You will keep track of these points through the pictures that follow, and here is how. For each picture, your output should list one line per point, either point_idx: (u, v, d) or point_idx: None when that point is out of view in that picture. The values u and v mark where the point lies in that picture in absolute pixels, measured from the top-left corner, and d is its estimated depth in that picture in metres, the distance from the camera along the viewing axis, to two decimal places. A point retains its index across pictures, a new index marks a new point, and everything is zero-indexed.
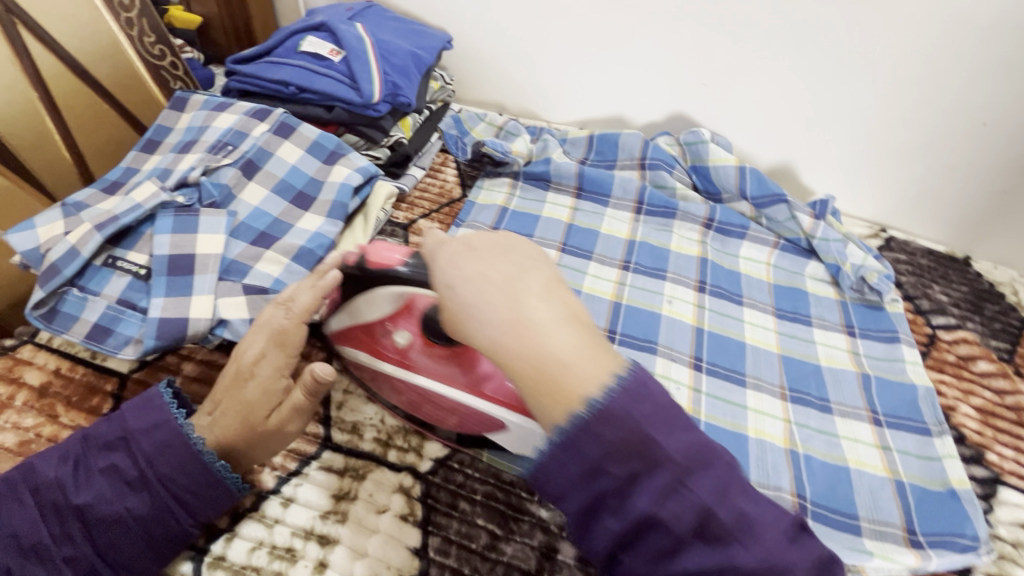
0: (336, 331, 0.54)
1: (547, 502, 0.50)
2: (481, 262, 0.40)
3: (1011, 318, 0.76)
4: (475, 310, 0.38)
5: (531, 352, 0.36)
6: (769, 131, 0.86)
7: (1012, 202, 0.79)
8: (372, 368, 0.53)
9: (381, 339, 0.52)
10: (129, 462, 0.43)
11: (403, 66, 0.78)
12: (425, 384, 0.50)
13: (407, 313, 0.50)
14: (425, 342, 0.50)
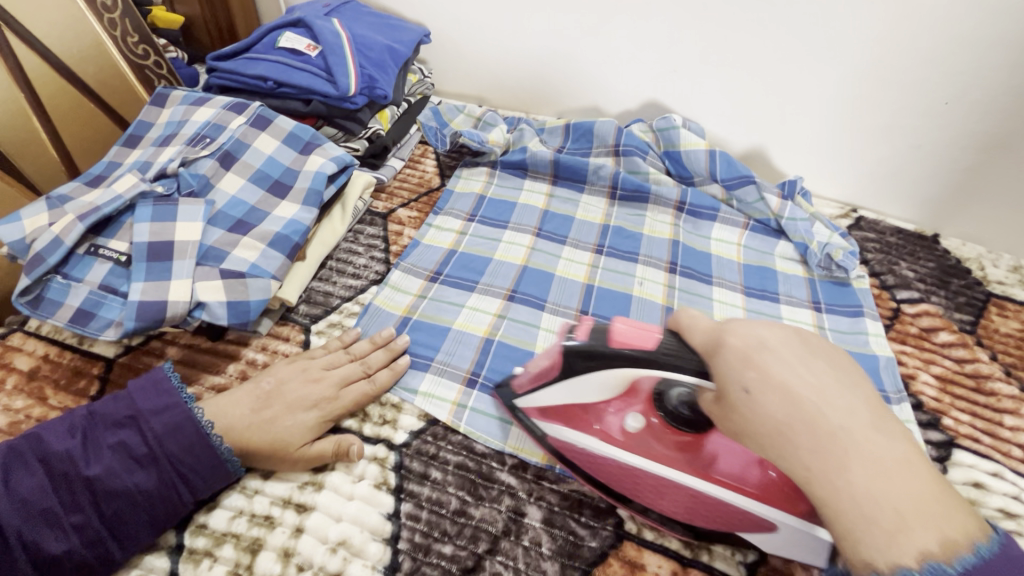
0: (534, 410, 0.52)
1: (516, 470, 0.52)
2: (772, 370, 0.39)
3: (975, 292, 0.78)
4: (791, 432, 0.36)
5: (903, 502, 0.33)
6: (740, 116, 0.88)
7: (977, 179, 0.81)
8: (599, 453, 0.49)
9: (608, 423, 0.51)
10: (139, 439, 0.45)
11: (379, 60, 0.80)
12: (648, 467, 0.48)
13: (630, 394, 0.51)
14: (654, 420, 0.51)
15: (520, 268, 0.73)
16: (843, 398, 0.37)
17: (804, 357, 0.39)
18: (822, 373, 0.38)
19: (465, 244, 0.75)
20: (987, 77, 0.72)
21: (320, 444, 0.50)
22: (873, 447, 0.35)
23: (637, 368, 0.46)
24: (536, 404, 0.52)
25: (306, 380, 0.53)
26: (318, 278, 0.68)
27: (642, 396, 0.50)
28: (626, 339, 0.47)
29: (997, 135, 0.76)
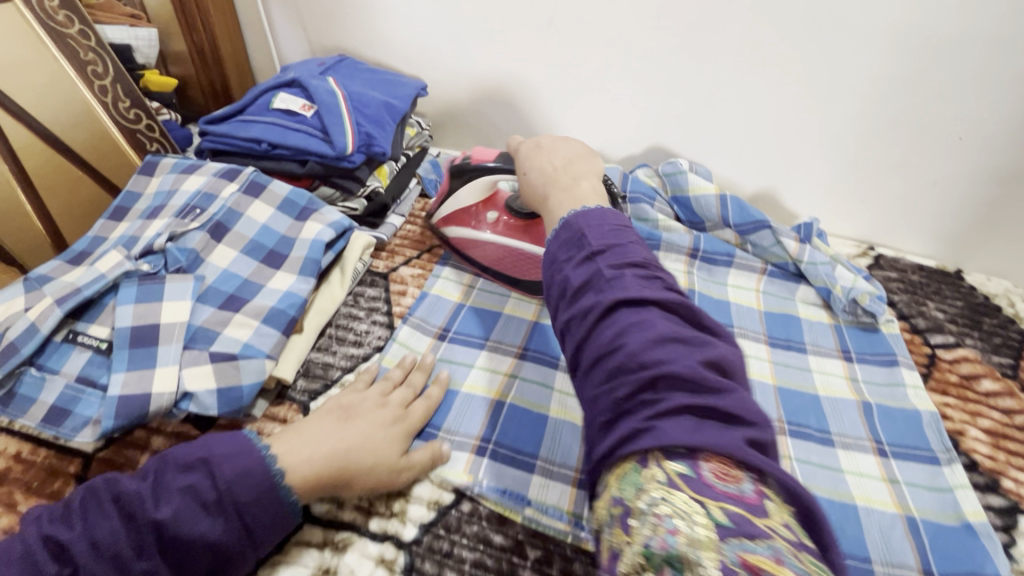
0: (441, 223, 0.74)
1: (540, 566, 0.47)
2: (539, 162, 0.60)
3: (1010, 332, 0.74)
4: (534, 181, 0.58)
5: (570, 201, 0.51)
6: (746, 158, 0.86)
7: (999, 213, 0.78)
8: (474, 238, 0.71)
9: (479, 222, 0.72)
10: (208, 483, 0.42)
11: (377, 116, 0.78)
12: (514, 245, 0.69)
13: (491, 201, 0.72)
14: (507, 219, 0.70)
15: (531, 324, 0.67)
16: (580, 184, 0.55)
17: (577, 177, 0.57)
18: (558, 159, 0.61)
19: (473, 299, 0.71)
20: (1002, 112, 0.70)
21: (419, 453, 0.51)
22: (566, 195, 0.53)
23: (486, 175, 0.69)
24: (442, 218, 0.73)
25: (373, 404, 0.53)
26: (316, 347, 0.63)
27: (500, 198, 0.71)
28: (483, 157, 0.71)
29: (1015, 168, 0.74)
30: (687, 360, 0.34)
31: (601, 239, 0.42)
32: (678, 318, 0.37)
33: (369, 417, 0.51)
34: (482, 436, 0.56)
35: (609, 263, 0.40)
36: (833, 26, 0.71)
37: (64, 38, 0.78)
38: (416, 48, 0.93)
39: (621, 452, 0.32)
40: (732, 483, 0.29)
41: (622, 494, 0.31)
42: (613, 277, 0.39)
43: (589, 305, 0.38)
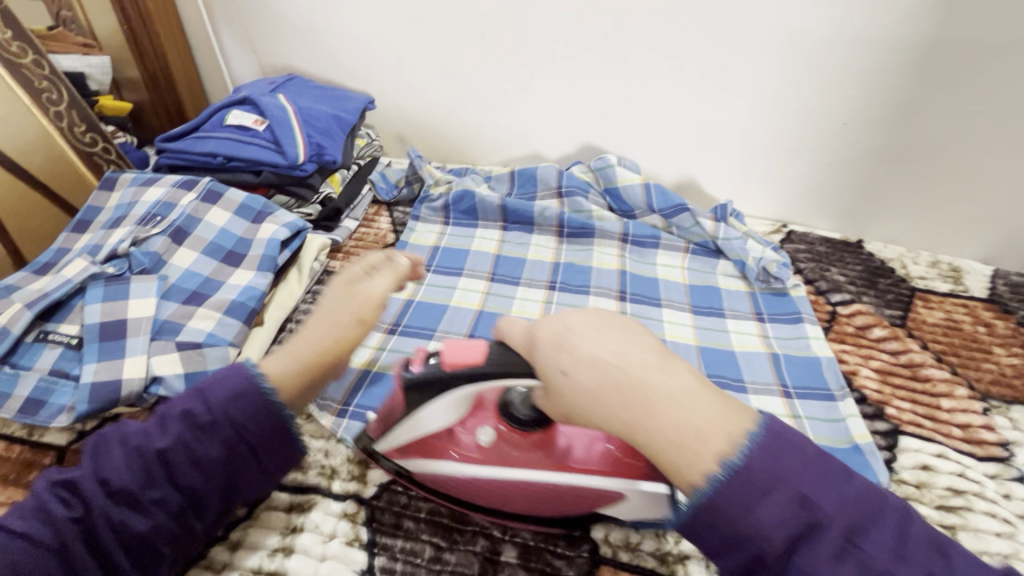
0: (394, 449, 0.52)
1: (489, 509, 0.53)
2: (581, 348, 0.42)
3: (901, 289, 0.85)
4: (609, 394, 0.41)
5: (668, 427, 0.39)
6: (669, 151, 0.96)
7: (886, 187, 0.89)
8: (454, 474, 0.50)
9: (461, 442, 0.51)
10: (202, 410, 0.46)
11: (326, 128, 0.84)
12: (514, 474, 0.49)
13: (478, 409, 0.51)
14: (501, 425, 0.51)
15: (476, 312, 0.76)
16: (621, 340, 0.43)
17: (604, 328, 0.44)
18: (621, 337, 0.43)
19: (421, 294, 0.78)
20: (874, 99, 0.81)
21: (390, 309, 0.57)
22: (667, 415, 0.39)
23: (472, 385, 0.47)
24: (393, 445, 0.52)
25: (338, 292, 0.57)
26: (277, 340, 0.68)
27: (488, 404, 0.51)
28: (457, 358, 0.46)
29: (893, 147, 0.85)
30: (836, 541, 0.36)
31: (773, 460, 0.38)
32: (840, 480, 0.38)
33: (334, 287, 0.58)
34: None
35: (785, 479, 0.37)
36: (727, 31, 0.81)
37: (19, 67, 0.81)
38: (362, 65, 1.00)
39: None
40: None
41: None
42: (795, 511, 0.36)
43: (763, 532, 0.36)
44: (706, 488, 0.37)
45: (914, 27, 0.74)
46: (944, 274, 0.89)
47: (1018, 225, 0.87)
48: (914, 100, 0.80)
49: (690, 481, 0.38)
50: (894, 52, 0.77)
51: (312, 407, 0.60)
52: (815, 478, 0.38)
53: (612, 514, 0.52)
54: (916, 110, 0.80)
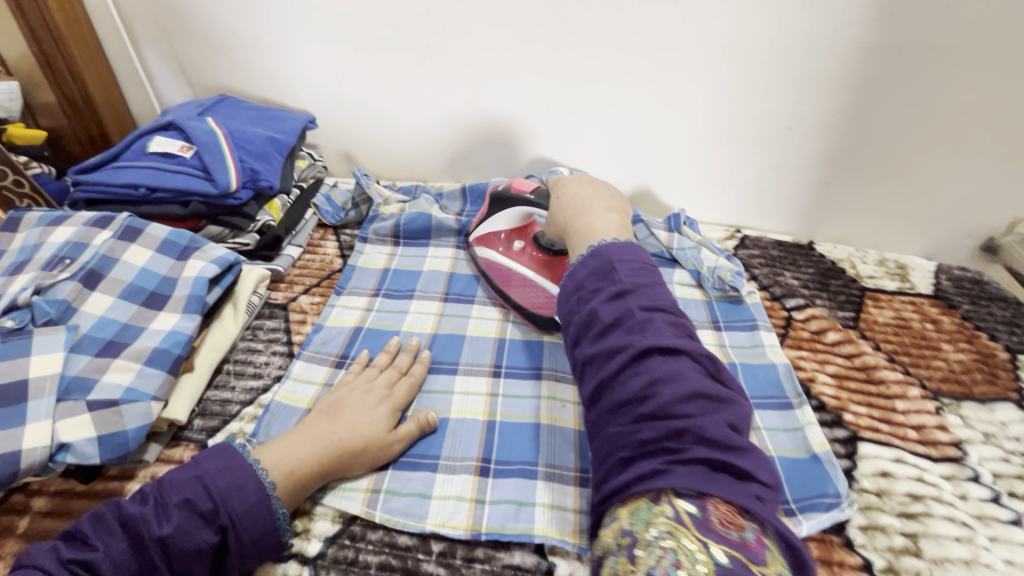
0: (476, 242, 0.79)
1: (444, 558, 0.50)
2: (578, 221, 0.62)
3: (852, 289, 0.86)
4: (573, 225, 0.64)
5: (586, 232, 0.60)
6: (621, 161, 0.95)
7: (832, 189, 0.91)
8: (494, 259, 0.76)
9: (510, 243, 0.76)
10: (204, 496, 0.46)
11: (261, 152, 0.79)
12: (532, 275, 0.72)
13: (523, 231, 0.76)
14: (534, 252, 0.74)
15: (430, 336, 0.72)
16: (601, 215, 0.62)
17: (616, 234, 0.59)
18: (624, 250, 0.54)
19: (371, 320, 0.74)
20: (816, 105, 0.83)
21: (404, 425, 0.57)
22: (597, 219, 0.61)
23: (518, 204, 0.72)
24: (477, 234, 0.78)
25: (361, 392, 0.58)
26: (213, 385, 0.64)
27: (530, 228, 0.75)
28: (522, 182, 0.74)
29: (837, 150, 0.86)
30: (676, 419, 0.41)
31: (685, 353, 0.45)
32: (725, 407, 0.43)
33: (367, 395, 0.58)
34: None
35: (660, 352, 0.44)
36: (670, 42, 0.80)
37: None
38: (299, 83, 0.95)
39: (635, 494, 0.40)
40: (736, 532, 0.36)
41: (631, 525, 0.38)
42: (667, 363, 0.44)
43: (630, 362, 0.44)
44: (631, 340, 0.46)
45: (848, 35, 0.76)
46: (890, 272, 0.91)
47: (959, 219, 0.90)
48: (853, 103, 0.81)
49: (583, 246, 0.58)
50: (831, 59, 0.78)
51: None
52: (701, 407, 0.41)
53: (575, 543, 0.50)
54: (856, 114, 0.82)
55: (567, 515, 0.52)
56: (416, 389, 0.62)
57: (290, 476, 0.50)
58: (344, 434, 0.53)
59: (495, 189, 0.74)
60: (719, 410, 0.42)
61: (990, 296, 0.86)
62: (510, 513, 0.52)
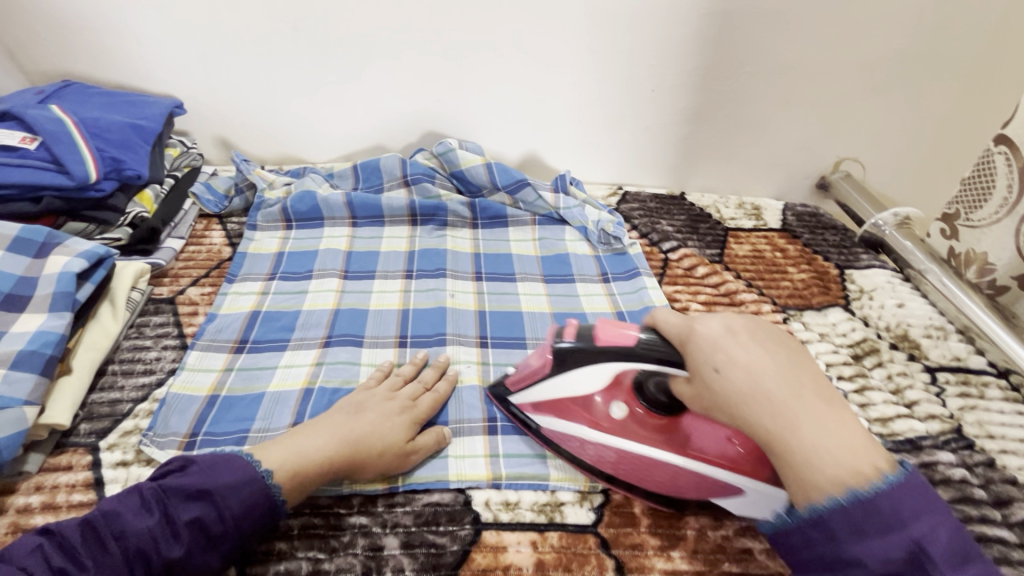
0: (528, 404, 0.58)
1: (366, 508, 0.51)
2: (742, 354, 0.42)
3: (717, 230, 0.98)
4: (735, 352, 0.42)
5: (806, 449, 0.39)
6: (507, 130, 0.99)
7: (693, 143, 1.02)
8: (585, 437, 0.55)
9: (597, 410, 0.55)
10: (214, 517, 0.44)
11: (123, 140, 0.74)
12: (640, 449, 0.52)
13: (613, 385, 0.54)
14: (643, 412, 0.54)
15: (332, 312, 0.72)
16: (715, 316, 0.45)
17: (744, 328, 0.43)
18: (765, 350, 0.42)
19: (269, 303, 0.73)
20: (671, 68, 0.92)
21: (423, 437, 0.55)
22: (711, 332, 0.44)
23: (611, 359, 0.51)
24: (529, 399, 0.58)
25: (383, 397, 0.57)
26: (98, 388, 0.60)
27: (625, 384, 0.54)
28: (607, 337, 0.50)
29: (694, 108, 0.97)
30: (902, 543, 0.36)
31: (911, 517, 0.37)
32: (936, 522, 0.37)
33: (379, 407, 0.55)
34: (295, 421, 0.58)
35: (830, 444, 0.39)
36: (537, 14, 0.86)
37: None
38: (160, 65, 0.89)
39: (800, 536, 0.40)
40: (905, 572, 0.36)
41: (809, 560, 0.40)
42: (817, 448, 0.39)
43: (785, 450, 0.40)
44: (824, 508, 0.39)
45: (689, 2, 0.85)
46: (748, 213, 1.03)
47: (796, 162, 1.05)
48: (702, 65, 0.92)
49: (808, 495, 0.39)
50: (678, 24, 0.87)
51: (152, 450, 0.54)
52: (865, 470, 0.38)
53: (489, 480, 0.54)
54: (705, 74, 0.93)
55: (478, 459, 0.56)
56: (441, 402, 0.60)
57: (293, 474, 0.48)
58: (361, 433, 0.52)
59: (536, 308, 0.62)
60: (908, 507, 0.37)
61: (825, 225, 1.02)
62: (429, 465, 0.55)
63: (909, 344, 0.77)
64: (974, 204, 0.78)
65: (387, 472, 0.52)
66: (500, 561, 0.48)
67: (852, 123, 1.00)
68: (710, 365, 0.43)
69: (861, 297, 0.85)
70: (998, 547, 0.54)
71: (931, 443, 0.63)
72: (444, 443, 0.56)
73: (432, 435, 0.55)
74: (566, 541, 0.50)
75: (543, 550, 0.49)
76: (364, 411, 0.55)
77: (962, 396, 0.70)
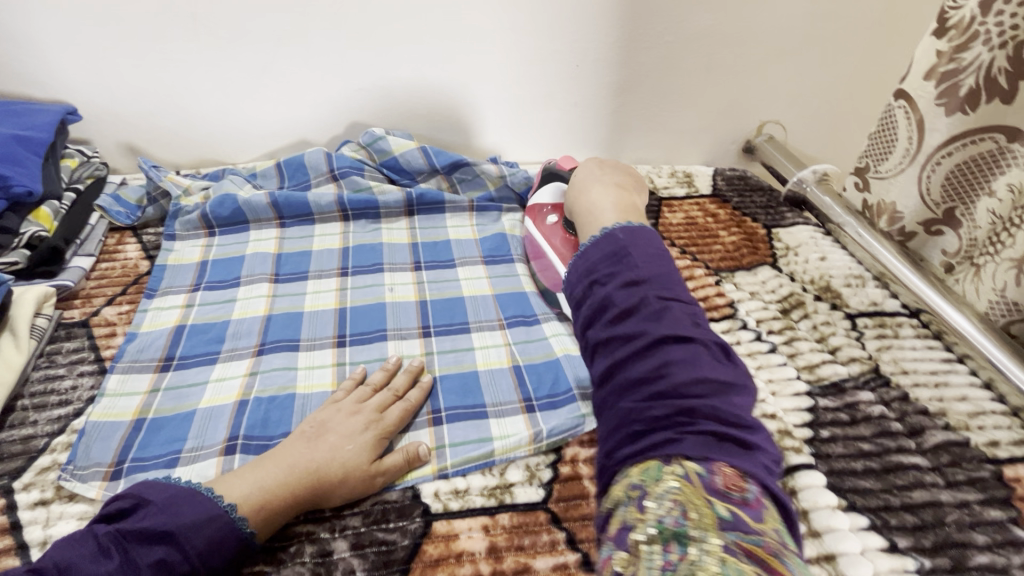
0: (535, 205, 0.83)
1: (312, 515, 0.50)
2: (609, 191, 0.61)
3: (651, 200, 1.00)
4: (594, 215, 0.58)
5: (609, 219, 0.56)
6: (434, 115, 0.97)
7: (622, 117, 1.03)
8: (541, 238, 0.79)
9: (551, 219, 0.80)
10: (181, 556, 0.42)
11: (7, 153, 0.69)
12: (547, 245, 0.77)
13: (558, 208, 0.80)
14: (572, 235, 0.75)
15: (264, 318, 0.70)
16: (605, 192, 0.61)
17: (624, 206, 0.58)
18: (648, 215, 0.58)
19: (194, 315, 0.69)
20: (594, 41, 0.92)
21: (390, 457, 0.53)
22: (598, 200, 0.60)
23: (549, 174, 0.82)
24: (543, 198, 0.82)
25: (347, 413, 0.55)
26: (7, 425, 0.56)
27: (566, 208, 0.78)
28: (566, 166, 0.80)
29: (620, 81, 0.98)
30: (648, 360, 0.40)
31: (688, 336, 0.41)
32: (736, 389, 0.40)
33: (342, 428, 0.54)
34: (230, 435, 0.56)
35: (706, 377, 0.39)
36: None
37: None
38: (44, 70, 0.81)
39: (647, 452, 0.36)
40: (738, 493, 0.33)
41: (640, 479, 0.35)
42: (668, 370, 0.39)
43: (654, 384, 0.39)
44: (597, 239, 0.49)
45: None
46: (680, 181, 1.05)
47: (721, 128, 1.09)
48: (622, 37, 0.92)
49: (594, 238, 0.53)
50: None
51: (72, 484, 0.51)
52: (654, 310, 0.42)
53: (435, 474, 0.54)
54: (626, 46, 0.93)
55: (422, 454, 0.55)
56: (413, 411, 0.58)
57: (260, 506, 0.47)
58: (321, 460, 0.50)
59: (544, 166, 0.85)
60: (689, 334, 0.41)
61: (752, 188, 1.06)
62: None
63: (832, 294, 0.82)
64: (880, 156, 0.83)
65: (355, 496, 0.51)
66: (453, 549, 0.48)
67: (769, 87, 1.03)
68: (582, 200, 0.61)
69: (787, 254, 0.89)
70: (913, 473, 0.59)
71: (852, 383, 0.68)
72: (417, 460, 0.54)
73: (400, 453, 0.54)
74: (516, 521, 0.51)
75: (494, 533, 0.50)
76: (329, 428, 0.54)
77: (879, 337, 0.75)
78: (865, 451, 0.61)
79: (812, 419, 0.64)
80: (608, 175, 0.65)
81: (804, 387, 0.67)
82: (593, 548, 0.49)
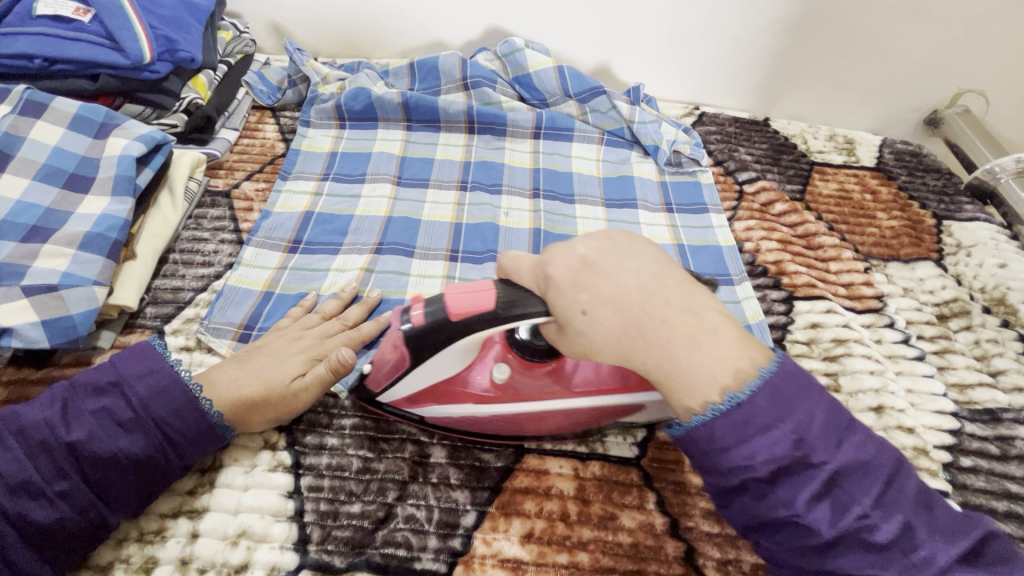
0: (403, 398, 0.49)
1: (415, 419, 0.52)
2: (601, 285, 0.39)
3: (802, 163, 0.88)
4: (624, 302, 0.38)
5: (665, 361, 0.37)
6: (576, 33, 0.89)
7: (791, 61, 0.89)
8: (474, 413, 0.48)
9: (474, 383, 0.48)
10: (169, 386, 0.45)
11: (175, 18, 0.71)
12: (524, 406, 0.47)
13: (485, 355, 0.48)
14: (512, 358, 0.48)
15: (384, 219, 0.70)
16: (632, 282, 0.38)
17: (627, 253, 0.40)
18: (647, 264, 0.39)
19: (321, 205, 0.71)
20: None
21: (314, 370, 0.50)
22: (630, 284, 0.38)
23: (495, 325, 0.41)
24: (402, 395, 0.49)
25: (290, 341, 0.53)
26: (161, 275, 0.62)
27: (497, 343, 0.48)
28: (462, 308, 0.41)
29: (800, 16, 0.83)
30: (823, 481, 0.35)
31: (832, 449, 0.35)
32: (830, 418, 0.36)
33: (277, 355, 0.51)
34: None
35: (792, 416, 0.35)
36: None
37: None
38: None
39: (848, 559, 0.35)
40: None
41: None
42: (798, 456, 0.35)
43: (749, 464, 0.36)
44: (707, 417, 0.36)
45: None
46: (839, 146, 0.91)
47: (908, 91, 0.91)
48: None
49: (690, 409, 0.37)
50: None
51: (208, 336, 0.56)
52: (773, 403, 0.35)
53: None
54: None
55: None
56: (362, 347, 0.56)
57: (233, 404, 0.47)
58: (249, 382, 0.48)
59: (406, 330, 0.43)
60: (848, 424, 0.36)
61: (926, 167, 0.89)
62: None
63: (1005, 309, 0.69)
64: None
65: (280, 416, 0.49)
66: (543, 483, 0.49)
67: (990, 45, 0.84)
68: (599, 292, 0.38)
69: (957, 253, 0.76)
70: None
71: (1012, 416, 0.58)
72: (342, 368, 0.50)
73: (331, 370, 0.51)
74: (607, 472, 0.50)
75: (584, 477, 0.49)
76: (263, 345, 0.52)
77: None
78: (1010, 493, 0.53)
79: (953, 443, 0.56)
80: (605, 241, 0.41)
81: (950, 407, 0.59)
82: (683, 515, 0.48)
